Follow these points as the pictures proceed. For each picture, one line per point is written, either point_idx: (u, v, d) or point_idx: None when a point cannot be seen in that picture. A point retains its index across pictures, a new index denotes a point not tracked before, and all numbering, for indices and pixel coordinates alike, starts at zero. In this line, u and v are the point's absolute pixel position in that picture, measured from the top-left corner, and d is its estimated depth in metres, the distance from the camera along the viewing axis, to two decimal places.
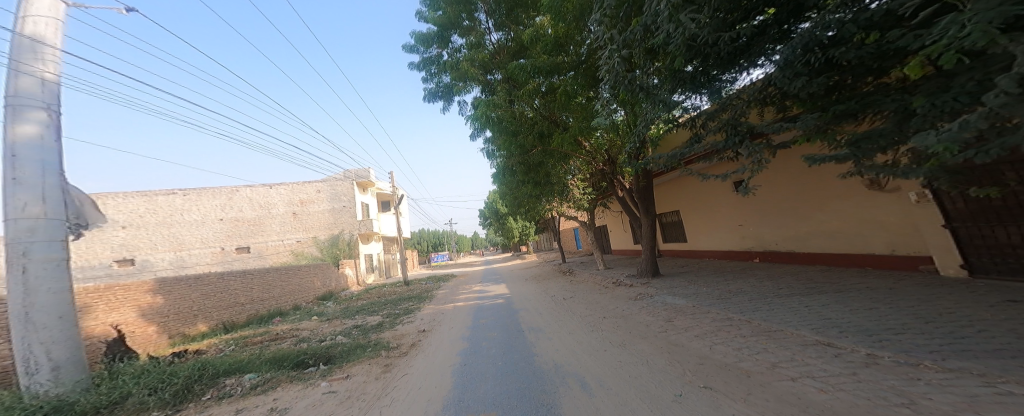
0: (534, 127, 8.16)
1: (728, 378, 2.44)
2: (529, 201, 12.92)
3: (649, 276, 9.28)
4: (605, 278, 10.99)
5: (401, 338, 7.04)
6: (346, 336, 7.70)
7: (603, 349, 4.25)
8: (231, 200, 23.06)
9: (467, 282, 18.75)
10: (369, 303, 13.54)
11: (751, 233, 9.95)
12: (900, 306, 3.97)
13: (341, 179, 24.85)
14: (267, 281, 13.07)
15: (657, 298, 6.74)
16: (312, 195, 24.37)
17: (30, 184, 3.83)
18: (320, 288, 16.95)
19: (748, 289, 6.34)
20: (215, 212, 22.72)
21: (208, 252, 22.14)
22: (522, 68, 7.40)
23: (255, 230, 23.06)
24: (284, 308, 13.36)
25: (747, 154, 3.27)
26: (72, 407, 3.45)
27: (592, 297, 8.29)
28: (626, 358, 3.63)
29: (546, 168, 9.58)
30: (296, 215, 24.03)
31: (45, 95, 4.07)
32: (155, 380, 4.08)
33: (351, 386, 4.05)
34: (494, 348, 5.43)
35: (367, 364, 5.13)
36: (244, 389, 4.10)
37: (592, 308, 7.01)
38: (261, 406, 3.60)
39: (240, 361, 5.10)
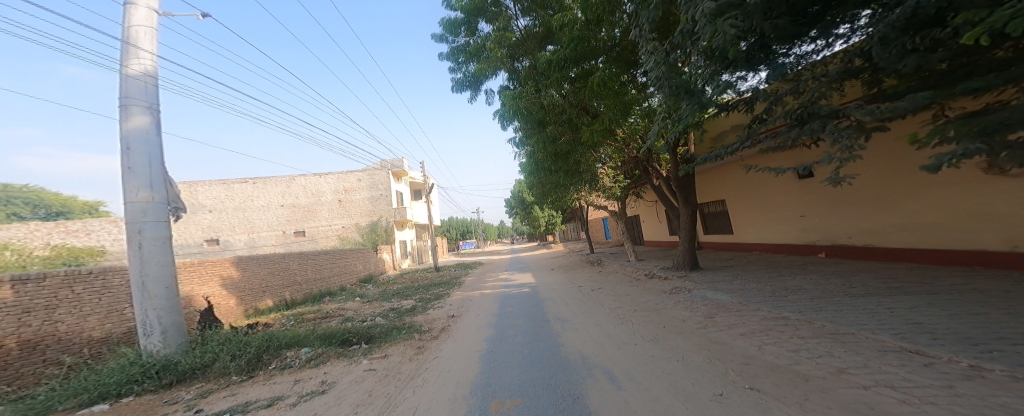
0: (562, 115, 8.09)
1: (780, 381, 2.27)
2: (556, 190, 12.74)
3: (684, 270, 8.84)
4: (638, 269, 10.72)
5: (432, 323, 7.26)
6: (383, 318, 8.14)
7: (632, 343, 4.16)
8: (290, 188, 24.70)
9: (493, 270, 19.22)
10: (408, 288, 14.15)
11: (817, 226, 9.19)
12: (1017, 313, 3.47)
13: (379, 168, 25.91)
14: (321, 262, 14.07)
15: (695, 292, 6.48)
16: (354, 184, 25.57)
17: (140, 172, 4.28)
18: (362, 271, 17.94)
19: (808, 287, 5.88)
20: (279, 199, 24.54)
21: (272, 235, 23.99)
22: (551, 61, 7.14)
23: (309, 216, 24.66)
24: (333, 288, 14.38)
25: (830, 140, 2.78)
26: (177, 365, 3.97)
27: (621, 289, 8.09)
28: (670, 349, 3.50)
29: (575, 157, 9.37)
30: (341, 202, 25.36)
31: (141, 92, 4.42)
32: (234, 348, 4.46)
33: (388, 366, 4.25)
34: (519, 336, 5.48)
35: (403, 345, 5.38)
36: (301, 361, 4.44)
37: (620, 300, 6.87)
38: (314, 377, 3.90)
39: (301, 334, 5.56)
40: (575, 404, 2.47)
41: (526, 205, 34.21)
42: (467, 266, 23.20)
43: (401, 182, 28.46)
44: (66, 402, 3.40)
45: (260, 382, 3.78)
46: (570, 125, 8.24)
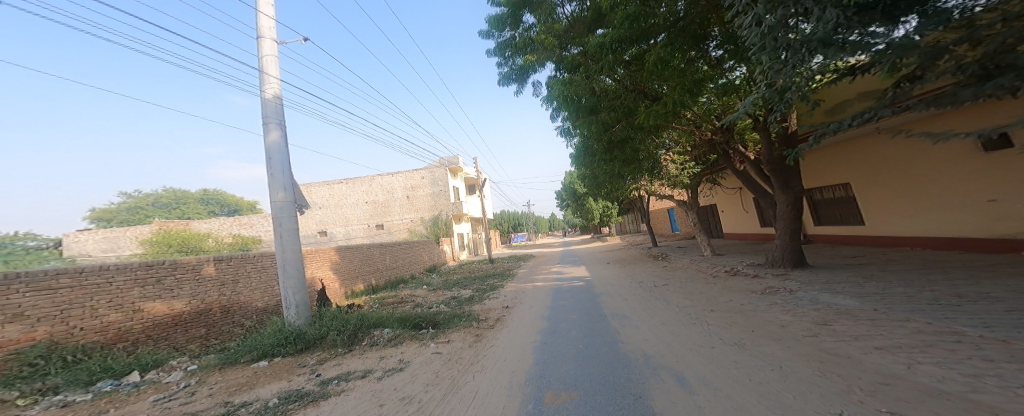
0: (617, 101, 7.59)
1: (939, 409, 1.72)
2: (612, 181, 12.10)
3: (784, 267, 7.63)
4: (712, 265, 9.75)
5: (488, 313, 7.40)
6: (445, 306, 8.57)
7: (710, 347, 3.73)
8: (371, 187, 27.23)
9: (546, 263, 19.18)
10: (471, 277, 14.88)
11: (1008, 212, 6.53)
12: None
13: (438, 166, 27.41)
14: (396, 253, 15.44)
15: (797, 294, 5.55)
16: (418, 181, 27.27)
17: (279, 176, 6.34)
18: (426, 260, 19.87)
19: (973, 289, 4.55)
20: (363, 196, 27.17)
21: (359, 227, 26.80)
22: (603, 44, 6.71)
23: (385, 211, 26.99)
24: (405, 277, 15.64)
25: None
26: (304, 335, 5.52)
27: (694, 287, 7.38)
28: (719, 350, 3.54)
29: (632, 145, 8.79)
30: (410, 198, 27.25)
31: (273, 115, 6.39)
32: (339, 324, 5.85)
33: (452, 349, 4.60)
34: (573, 329, 5.33)
35: (464, 332, 5.62)
36: (385, 341, 5.37)
37: (693, 299, 6.24)
38: (389, 356, 4.75)
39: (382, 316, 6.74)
40: (634, 403, 2.31)
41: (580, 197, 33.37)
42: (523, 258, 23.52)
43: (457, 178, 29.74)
44: (246, 355, 5.16)
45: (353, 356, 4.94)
46: (626, 112, 7.71)
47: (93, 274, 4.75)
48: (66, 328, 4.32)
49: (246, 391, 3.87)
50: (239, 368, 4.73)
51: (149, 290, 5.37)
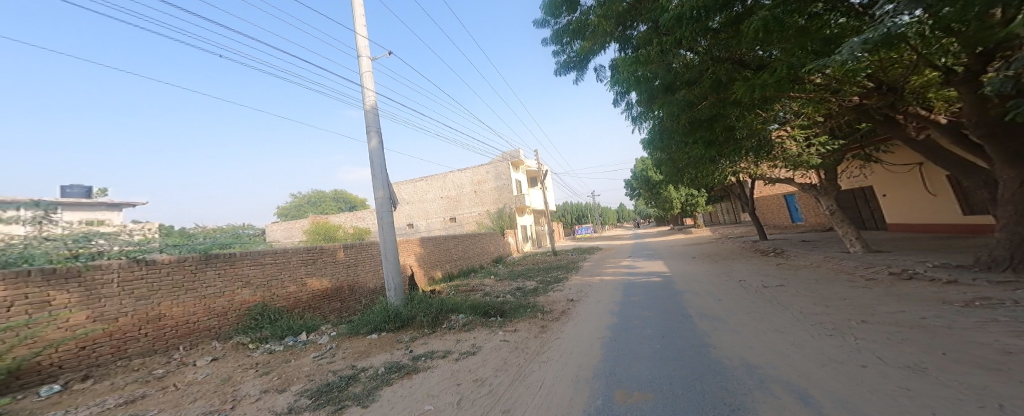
0: (708, 75, 6.44)
1: None
2: (703, 166, 10.61)
3: (1003, 270, 5.54)
4: (860, 265, 7.75)
5: (554, 304, 7.40)
6: (511, 295, 8.73)
7: (829, 362, 3.10)
8: (444, 183, 28.94)
9: (613, 256, 18.38)
10: (539, 268, 15.01)
11: None
12: None
13: (501, 159, 27.96)
14: (461, 245, 16.59)
15: (986, 305, 4.14)
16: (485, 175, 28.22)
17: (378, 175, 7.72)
18: (494, 251, 20.72)
19: None
20: (438, 192, 29.11)
21: (436, 221, 28.82)
22: (680, 17, 5.27)
23: (456, 205, 28.50)
24: (470, 267, 16.79)
25: None
26: (401, 315, 6.53)
27: (811, 290, 6.16)
28: (792, 352, 3.43)
29: (726, 121, 7.57)
30: (476, 192, 28.30)
31: (374, 122, 7.94)
32: (424, 306, 6.74)
33: (519, 338, 5.09)
34: (647, 328, 4.92)
35: (529, 322, 6.09)
36: (461, 324, 6.23)
37: (815, 304, 5.18)
38: (461, 338, 5.48)
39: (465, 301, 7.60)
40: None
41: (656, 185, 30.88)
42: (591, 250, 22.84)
43: (519, 170, 30.00)
44: (363, 328, 6.42)
45: (435, 335, 5.80)
46: (713, 88, 6.63)
47: (283, 255, 7.29)
48: (271, 295, 6.81)
49: (367, 355, 5.08)
50: (360, 339, 6.01)
51: (310, 268, 7.90)
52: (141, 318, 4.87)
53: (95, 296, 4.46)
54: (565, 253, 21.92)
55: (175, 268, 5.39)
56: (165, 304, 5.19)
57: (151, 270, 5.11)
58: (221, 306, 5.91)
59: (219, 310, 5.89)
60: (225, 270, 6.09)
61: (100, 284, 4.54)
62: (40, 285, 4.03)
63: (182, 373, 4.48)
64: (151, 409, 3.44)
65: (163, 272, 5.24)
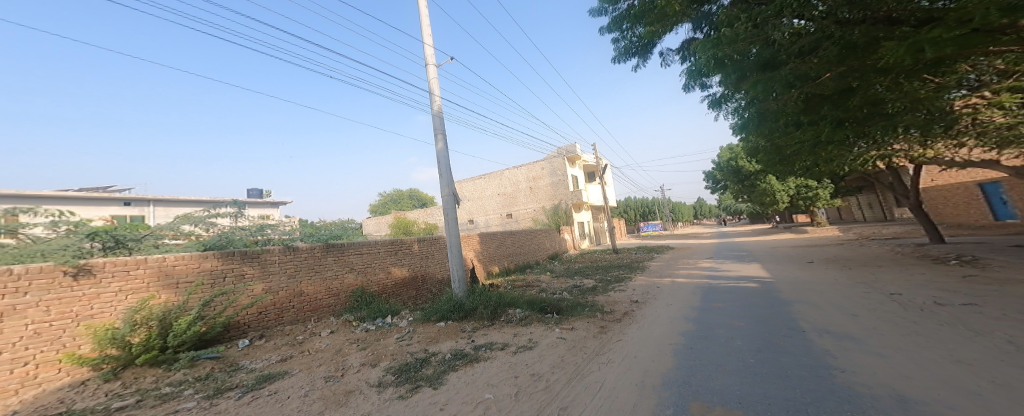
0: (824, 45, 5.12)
1: None
2: (820, 147, 8.87)
3: None
4: None
5: (615, 305, 7.74)
6: (568, 293, 9.28)
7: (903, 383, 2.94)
8: (501, 181, 29.84)
9: (684, 255, 17.29)
10: (596, 267, 15.00)
11: None
12: None
13: (557, 156, 27.93)
14: (520, 240, 17.35)
15: None
16: (540, 171, 28.46)
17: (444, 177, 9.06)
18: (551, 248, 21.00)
19: None
20: (495, 189, 30.16)
21: (494, 217, 29.92)
22: None
23: (512, 202, 29.19)
24: (529, 262, 17.46)
25: None
26: (464, 306, 7.72)
27: (926, 308, 5.36)
28: (813, 361, 3.74)
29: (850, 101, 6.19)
30: (532, 189, 28.68)
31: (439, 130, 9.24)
32: (484, 300, 7.87)
33: (574, 338, 5.65)
34: (732, 338, 4.85)
35: (587, 322, 6.54)
36: (518, 319, 7.10)
37: (924, 324, 4.57)
38: (522, 335, 6.15)
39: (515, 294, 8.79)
40: None
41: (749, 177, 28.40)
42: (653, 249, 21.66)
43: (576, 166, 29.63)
44: (433, 316, 7.72)
45: (497, 329, 6.67)
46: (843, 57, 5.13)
47: (374, 245, 9.55)
48: (368, 279, 9.07)
49: (440, 341, 6.15)
50: (432, 324, 7.26)
51: (394, 257, 10.03)
52: (289, 292, 7.37)
53: (266, 272, 7.08)
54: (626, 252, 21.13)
55: (309, 253, 7.86)
56: (304, 283, 7.66)
57: (297, 256, 7.68)
58: (337, 287, 8.30)
59: (336, 290, 8.29)
60: (341, 257, 8.49)
61: (270, 264, 7.17)
62: (241, 263, 6.74)
63: (314, 341, 6.53)
64: (294, 368, 5.19)
65: (303, 256, 7.74)
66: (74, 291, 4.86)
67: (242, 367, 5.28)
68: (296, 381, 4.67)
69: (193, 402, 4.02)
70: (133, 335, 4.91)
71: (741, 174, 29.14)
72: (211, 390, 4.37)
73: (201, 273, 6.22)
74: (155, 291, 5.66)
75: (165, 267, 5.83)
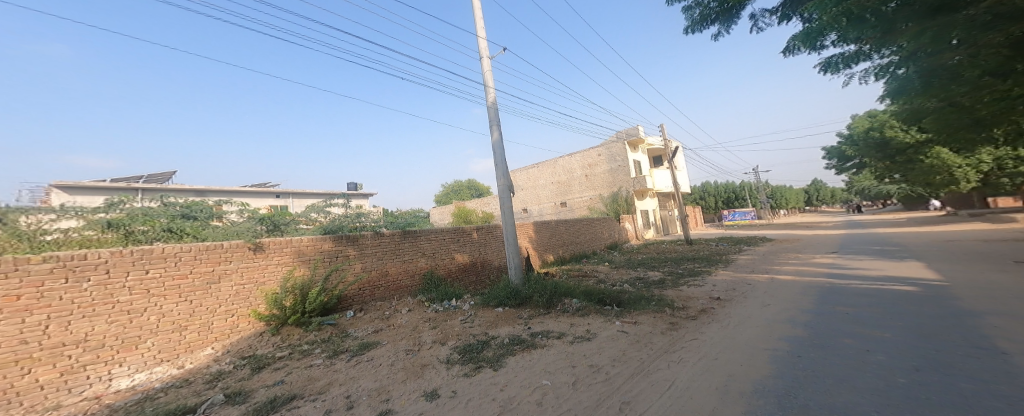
0: None
1: None
2: None
3: None
4: None
5: (688, 301, 7.48)
6: (633, 285, 9.34)
7: None
8: (554, 169, 28.87)
9: (789, 249, 14.63)
10: (661, 260, 13.79)
11: None
12: None
13: (614, 140, 26.22)
14: (576, 229, 16.73)
15: None
16: (596, 158, 27.01)
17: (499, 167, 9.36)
18: (610, 238, 19.77)
19: None
20: (547, 178, 29.30)
21: (547, 206, 29.13)
22: None
23: (566, 190, 28.12)
24: (586, 252, 16.83)
25: None
26: (520, 293, 7.98)
27: None
28: (939, 367, 3.05)
29: None
30: (587, 176, 27.38)
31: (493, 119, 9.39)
32: (539, 288, 7.91)
33: (637, 332, 5.43)
34: (849, 348, 3.96)
35: (654, 316, 6.41)
36: (574, 309, 7.13)
37: None
38: (584, 324, 6.14)
39: (573, 284, 8.78)
40: None
41: (907, 150, 19.53)
42: (736, 241, 18.77)
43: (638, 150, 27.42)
44: (491, 300, 8.11)
45: (556, 318, 6.68)
46: None
47: (446, 233, 10.49)
48: (435, 263, 9.94)
49: (500, 326, 6.46)
50: (489, 310, 7.63)
51: (460, 244, 10.88)
52: (379, 273, 8.51)
53: (362, 254, 8.27)
54: (703, 243, 18.57)
55: (391, 239, 8.93)
56: (391, 264, 8.81)
57: (383, 240, 8.78)
58: (411, 269, 9.25)
59: (411, 271, 9.25)
60: (414, 244, 9.44)
61: (365, 245, 8.36)
62: (345, 245, 8.00)
63: (395, 317, 7.37)
64: (383, 340, 6.05)
65: (388, 241, 8.85)
66: (255, 261, 6.57)
67: (350, 334, 6.48)
68: (383, 351, 5.45)
69: (320, 359, 5.30)
70: (286, 299, 6.51)
71: (889, 147, 20.39)
72: (329, 352, 5.59)
73: (319, 253, 7.59)
74: (296, 265, 7.16)
75: (299, 248, 7.25)
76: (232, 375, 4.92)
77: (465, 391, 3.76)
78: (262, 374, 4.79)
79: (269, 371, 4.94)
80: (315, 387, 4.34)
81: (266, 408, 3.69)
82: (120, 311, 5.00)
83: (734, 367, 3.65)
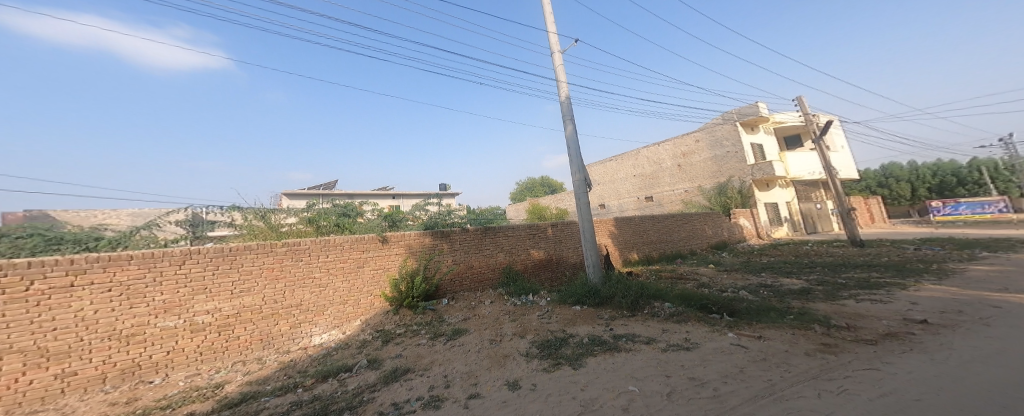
0: None
1: None
2: None
3: None
4: None
5: (855, 318, 5.21)
6: (757, 294, 7.24)
7: None
8: (637, 161, 26.31)
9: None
10: (797, 266, 10.83)
11: None
12: None
13: (719, 122, 22.56)
14: (670, 226, 14.70)
15: None
16: (692, 146, 23.52)
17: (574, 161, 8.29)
18: (714, 236, 16.85)
19: None
20: (629, 170, 26.87)
21: (630, 200, 26.74)
22: None
23: (655, 183, 25.25)
24: (683, 251, 14.78)
25: None
26: (600, 293, 6.88)
27: None
28: None
29: None
30: (681, 167, 24.08)
31: (567, 111, 8.56)
32: (623, 288, 6.73)
33: (763, 348, 3.95)
34: None
35: (793, 332, 4.61)
36: (668, 314, 5.80)
37: None
38: (678, 331, 4.99)
39: (661, 286, 7.41)
40: None
41: None
42: (920, 244, 13.92)
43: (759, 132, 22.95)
44: (565, 299, 7.17)
45: (643, 321, 5.63)
46: None
47: (540, 228, 9.88)
48: (521, 258, 9.28)
49: (577, 324, 5.66)
50: (564, 307, 6.76)
51: (551, 241, 10.09)
52: (464, 266, 8.26)
53: (453, 248, 8.18)
54: (885, 247, 13.96)
55: (475, 235, 8.54)
56: (477, 259, 8.47)
57: (467, 235, 8.47)
58: (493, 263, 8.71)
59: (493, 265, 8.72)
60: (495, 240, 8.84)
61: (455, 239, 8.24)
62: (438, 240, 8.00)
63: (482, 307, 7.08)
64: (473, 327, 5.87)
65: (472, 236, 8.50)
66: (383, 252, 7.14)
67: (446, 321, 6.34)
68: (474, 338, 5.28)
69: (426, 340, 5.42)
70: (404, 282, 6.96)
71: None
72: (431, 333, 5.71)
73: (421, 244, 7.76)
74: (407, 256, 7.50)
75: (413, 242, 7.63)
76: (370, 345, 5.53)
77: (546, 386, 3.37)
78: (389, 347, 5.25)
79: (393, 345, 5.38)
80: (421, 364, 4.47)
81: (392, 376, 4.07)
82: (316, 285, 6.26)
83: (949, 410, 2.20)
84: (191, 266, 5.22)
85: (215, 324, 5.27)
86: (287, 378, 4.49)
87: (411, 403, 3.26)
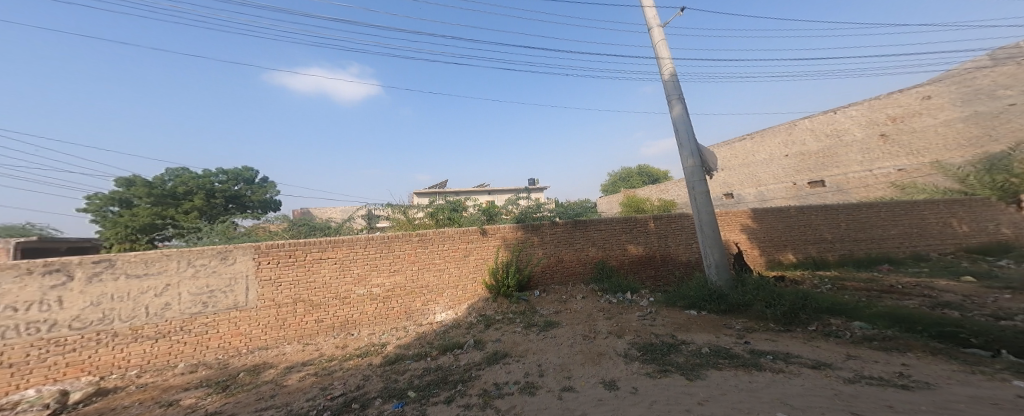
0: None
1: None
2: None
3: None
4: None
5: None
6: None
7: None
8: (790, 135, 18.41)
9: None
10: None
11: None
12: None
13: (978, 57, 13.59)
14: (863, 220, 11.61)
15: None
16: (912, 107, 14.97)
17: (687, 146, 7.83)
18: (968, 234, 12.22)
19: None
20: (779, 149, 18.76)
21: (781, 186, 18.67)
22: None
23: (827, 162, 16.94)
24: (893, 255, 11.41)
25: None
26: (726, 299, 6.62)
27: None
28: None
29: None
30: (887, 137, 15.52)
31: (674, 90, 8.11)
32: (769, 296, 6.18)
33: None
34: None
35: None
36: (855, 337, 4.98)
37: None
38: (886, 366, 3.91)
39: (842, 304, 6.24)
40: None
41: None
42: None
43: None
44: (677, 301, 7.22)
45: (804, 341, 4.93)
46: None
47: (633, 221, 9.84)
48: (617, 255, 9.52)
49: (688, 332, 5.63)
50: (678, 311, 6.79)
51: (648, 237, 9.87)
52: (555, 259, 9.05)
53: (544, 242, 9.02)
54: None
55: (564, 229, 9.19)
56: (568, 253, 9.17)
57: (559, 231, 9.17)
58: (585, 258, 9.27)
59: (585, 260, 9.28)
60: (586, 233, 9.32)
61: (546, 233, 9.06)
62: (530, 233, 8.96)
63: (585, 302, 7.88)
64: (564, 321, 6.67)
65: (561, 231, 9.16)
66: (485, 244, 8.59)
67: (538, 312, 7.48)
68: (566, 332, 5.99)
69: (519, 328, 6.54)
70: (503, 270, 8.37)
71: None
72: (524, 323, 6.81)
73: (517, 239, 8.90)
74: (501, 247, 8.72)
75: (506, 235, 8.79)
76: (475, 327, 7.01)
77: (649, 392, 3.44)
78: (487, 332, 6.52)
79: (490, 330, 6.65)
80: (516, 350, 5.40)
81: (494, 358, 5.09)
82: (431, 269, 8.08)
83: None
84: (357, 251, 7.48)
85: (382, 295, 7.63)
86: (422, 347, 6.16)
87: (510, 386, 4.04)
